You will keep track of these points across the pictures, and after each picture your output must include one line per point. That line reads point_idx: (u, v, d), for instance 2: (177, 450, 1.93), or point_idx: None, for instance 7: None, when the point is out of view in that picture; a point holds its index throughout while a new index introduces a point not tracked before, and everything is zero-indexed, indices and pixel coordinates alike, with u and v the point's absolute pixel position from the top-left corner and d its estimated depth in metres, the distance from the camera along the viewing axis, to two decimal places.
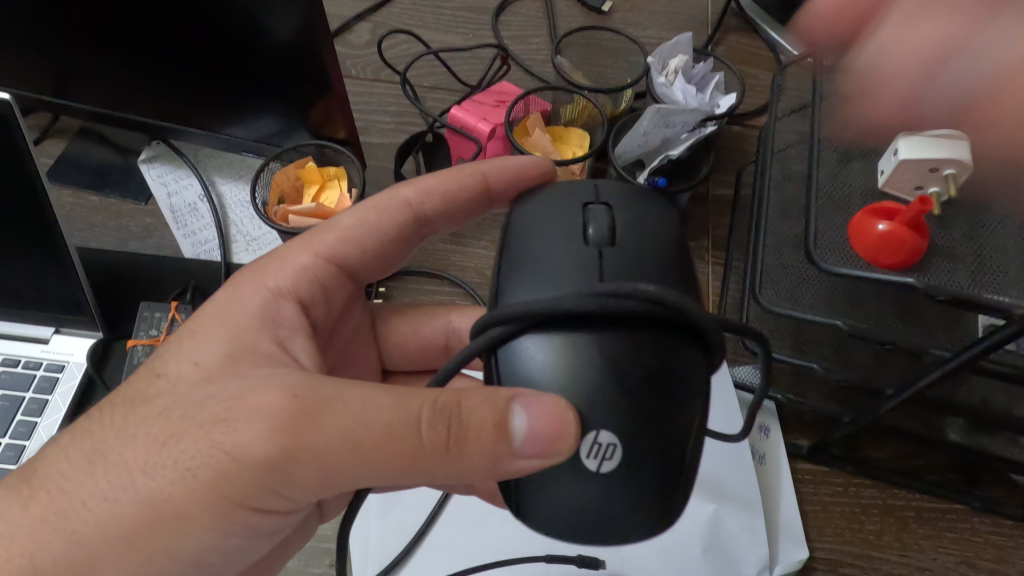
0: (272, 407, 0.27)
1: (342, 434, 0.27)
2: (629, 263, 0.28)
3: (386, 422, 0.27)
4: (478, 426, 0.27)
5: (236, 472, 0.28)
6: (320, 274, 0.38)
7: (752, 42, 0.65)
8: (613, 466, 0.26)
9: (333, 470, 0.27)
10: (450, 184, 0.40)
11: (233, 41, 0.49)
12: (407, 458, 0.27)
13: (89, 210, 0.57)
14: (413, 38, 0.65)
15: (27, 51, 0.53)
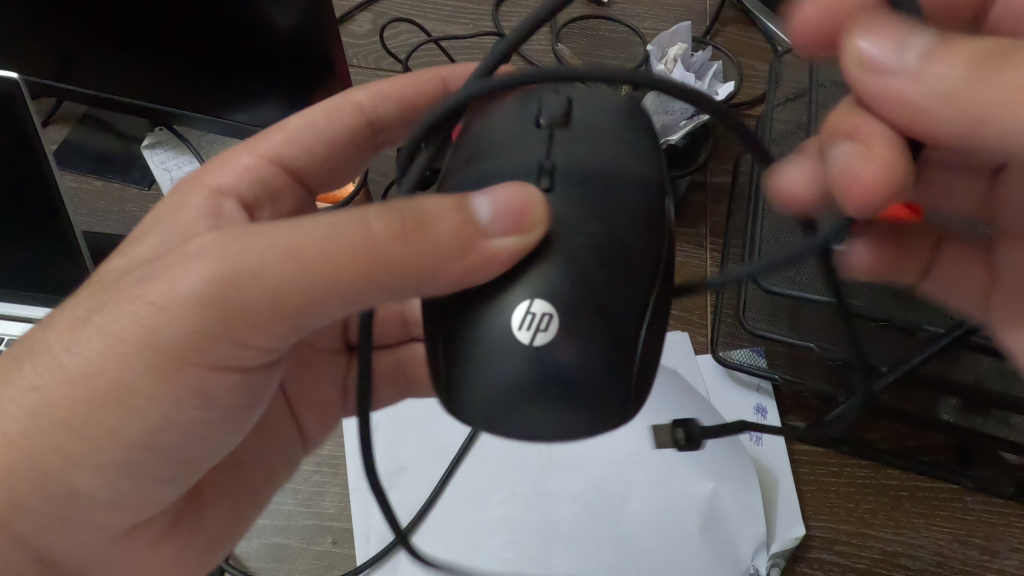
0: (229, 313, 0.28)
1: (280, 239, 0.27)
2: (583, 148, 0.30)
3: (328, 237, 0.27)
4: (442, 216, 0.27)
5: (177, 315, 0.28)
6: (262, 175, 0.38)
7: (749, 33, 0.66)
8: (548, 337, 0.26)
9: (277, 287, 0.28)
10: (405, 87, 0.41)
11: (235, 26, 0.49)
12: (357, 252, 0.27)
13: (92, 196, 0.57)
14: (414, 27, 0.66)
15: (31, 37, 0.54)
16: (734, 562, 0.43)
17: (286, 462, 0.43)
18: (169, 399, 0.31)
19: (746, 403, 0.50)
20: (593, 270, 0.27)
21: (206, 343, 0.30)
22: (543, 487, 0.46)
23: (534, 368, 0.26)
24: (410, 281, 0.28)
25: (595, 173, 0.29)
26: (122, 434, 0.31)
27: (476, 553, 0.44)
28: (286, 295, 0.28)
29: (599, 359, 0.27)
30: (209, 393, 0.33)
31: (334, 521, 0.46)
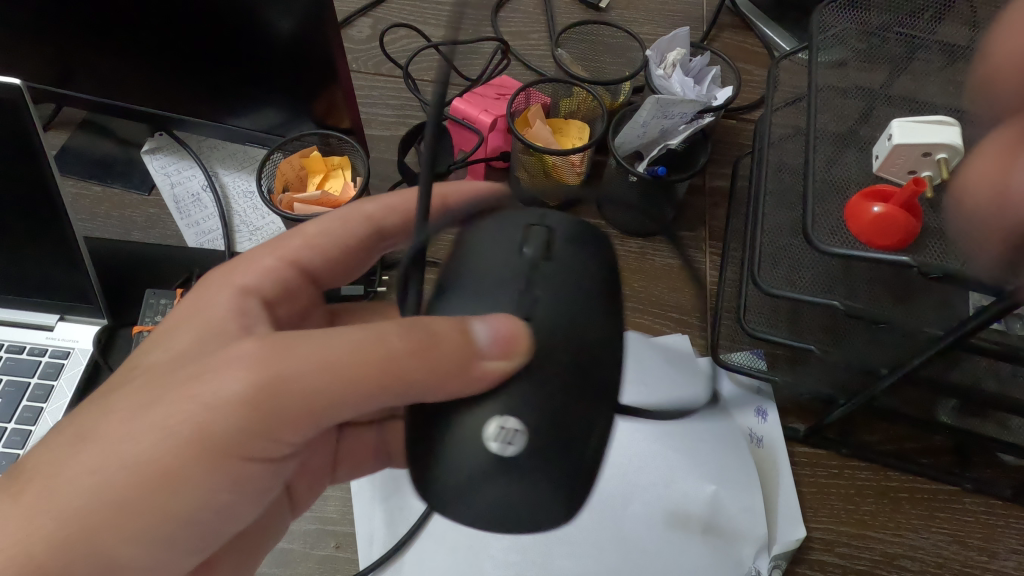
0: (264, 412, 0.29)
1: (317, 350, 0.29)
2: (561, 282, 0.30)
3: (355, 351, 0.29)
4: (446, 334, 0.29)
5: (220, 419, 0.29)
6: (283, 277, 0.39)
7: (745, 38, 0.66)
8: (516, 451, 0.27)
9: (314, 394, 0.29)
10: (411, 202, 0.42)
11: (238, 33, 0.49)
12: (380, 367, 0.29)
13: (92, 201, 0.57)
14: (413, 32, 0.66)
15: (33, 45, 0.54)
16: (736, 564, 0.44)
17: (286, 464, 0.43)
18: (211, 476, 0.31)
19: (746, 406, 0.50)
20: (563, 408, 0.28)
21: (262, 437, 0.30)
22: None
23: (502, 472, 0.27)
24: (415, 393, 0.29)
25: (569, 307, 0.29)
26: (173, 510, 0.31)
27: (480, 557, 0.44)
28: (316, 402, 0.30)
29: (561, 477, 0.28)
30: (241, 477, 0.32)
31: (339, 526, 0.46)
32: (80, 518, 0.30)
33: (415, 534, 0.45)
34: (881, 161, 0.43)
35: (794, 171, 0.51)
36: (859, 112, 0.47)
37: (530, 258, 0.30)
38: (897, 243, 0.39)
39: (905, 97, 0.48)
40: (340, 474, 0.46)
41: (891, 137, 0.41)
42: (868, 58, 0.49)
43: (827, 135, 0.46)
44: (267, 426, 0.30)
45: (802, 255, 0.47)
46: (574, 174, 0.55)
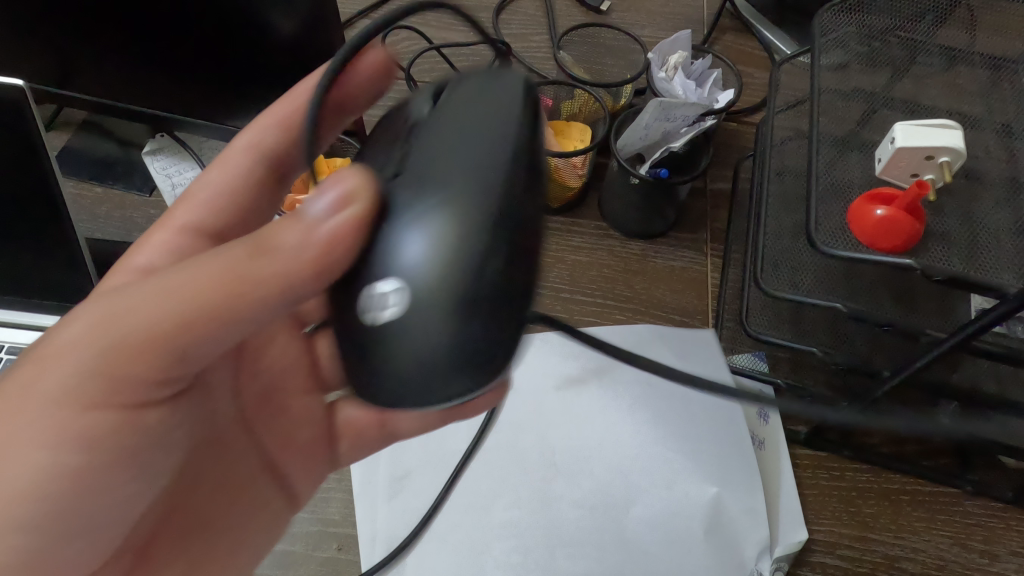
0: (93, 348, 0.29)
1: (157, 283, 0.28)
2: (438, 131, 0.28)
3: (188, 282, 0.28)
4: (281, 244, 0.27)
5: (57, 363, 0.29)
6: (185, 246, 0.39)
7: (746, 41, 0.67)
8: (393, 311, 0.25)
9: (151, 322, 0.28)
10: (283, 115, 0.39)
11: (241, 34, 0.49)
12: (227, 280, 0.27)
13: (93, 202, 0.57)
14: (415, 34, 0.66)
15: (34, 46, 0.54)
16: (738, 566, 0.44)
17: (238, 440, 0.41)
18: (56, 431, 0.29)
19: (749, 408, 0.50)
20: (434, 246, 0.25)
21: (104, 380, 0.29)
22: (547, 492, 0.46)
23: (395, 338, 0.25)
24: (275, 287, 0.27)
25: (447, 153, 0.27)
26: (9, 482, 0.29)
27: (481, 557, 0.44)
28: (166, 339, 0.28)
29: (465, 334, 0.26)
30: (92, 435, 0.30)
31: (340, 528, 0.46)
32: None
33: (417, 536, 0.45)
34: (883, 165, 0.43)
35: (796, 174, 0.51)
36: (860, 115, 0.47)
37: (398, 130, 0.29)
38: (902, 245, 0.39)
39: (905, 100, 0.48)
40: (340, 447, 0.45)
41: (894, 140, 0.41)
42: (870, 60, 0.49)
43: (828, 138, 0.46)
44: (109, 370, 0.29)
45: (804, 258, 0.47)
46: (577, 176, 0.55)
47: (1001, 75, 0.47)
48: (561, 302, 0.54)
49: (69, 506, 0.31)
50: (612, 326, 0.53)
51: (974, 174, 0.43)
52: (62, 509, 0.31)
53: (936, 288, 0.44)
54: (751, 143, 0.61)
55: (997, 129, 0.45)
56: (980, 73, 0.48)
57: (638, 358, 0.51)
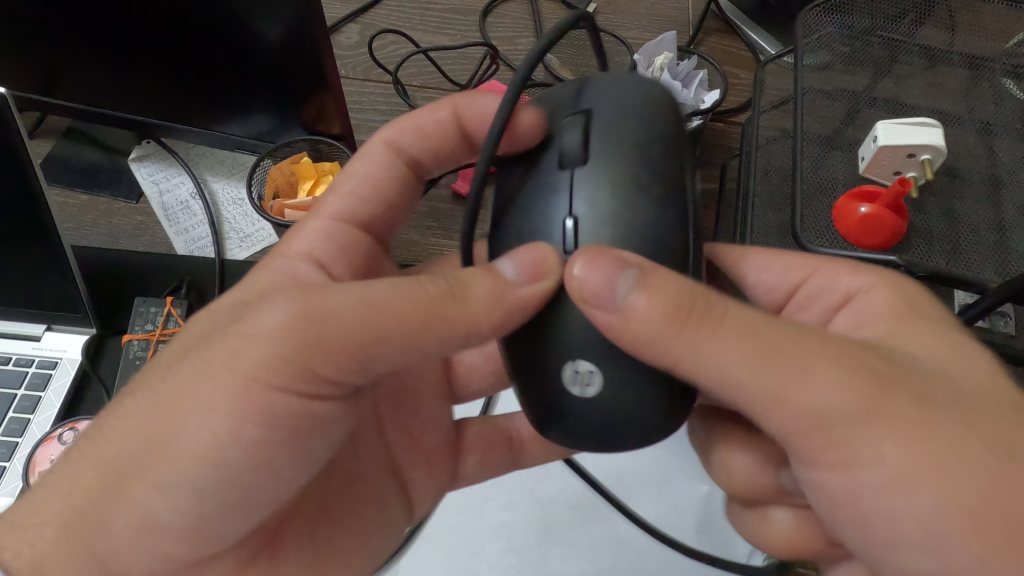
0: (282, 342, 0.28)
1: (360, 291, 0.28)
2: (603, 182, 0.29)
3: (391, 294, 0.28)
4: (477, 286, 0.29)
5: (258, 345, 0.28)
6: (334, 234, 0.38)
7: (731, 42, 0.67)
8: (595, 391, 0.28)
9: (358, 325, 0.28)
10: (421, 119, 0.40)
11: (227, 39, 0.49)
12: (422, 308, 0.28)
13: (79, 210, 0.57)
14: (402, 38, 0.66)
15: (16, 52, 0.53)
16: (730, 562, 0.44)
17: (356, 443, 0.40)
18: (241, 414, 0.28)
19: None
20: (653, 313, 0.27)
21: (300, 373, 0.28)
22: (541, 493, 0.47)
23: (597, 413, 0.28)
24: (464, 325, 0.29)
25: (619, 211, 0.29)
26: (177, 450, 0.28)
27: (474, 560, 0.44)
28: (370, 344, 0.28)
29: (654, 399, 0.29)
30: (270, 414, 0.29)
31: None
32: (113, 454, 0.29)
33: (410, 539, 0.45)
34: (867, 163, 0.43)
35: (782, 173, 0.52)
36: (843, 114, 0.48)
37: (553, 172, 0.30)
38: (886, 242, 0.40)
39: (888, 99, 0.49)
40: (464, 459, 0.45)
41: (876, 139, 0.42)
42: (853, 59, 0.50)
43: (813, 137, 0.47)
44: (307, 368, 0.28)
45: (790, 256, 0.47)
46: None
47: (979, 74, 0.48)
48: None
49: (238, 477, 0.29)
50: None
51: (955, 171, 0.44)
52: (232, 479, 0.29)
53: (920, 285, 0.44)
54: (737, 143, 0.61)
55: (977, 127, 0.46)
56: (959, 72, 0.49)
57: None
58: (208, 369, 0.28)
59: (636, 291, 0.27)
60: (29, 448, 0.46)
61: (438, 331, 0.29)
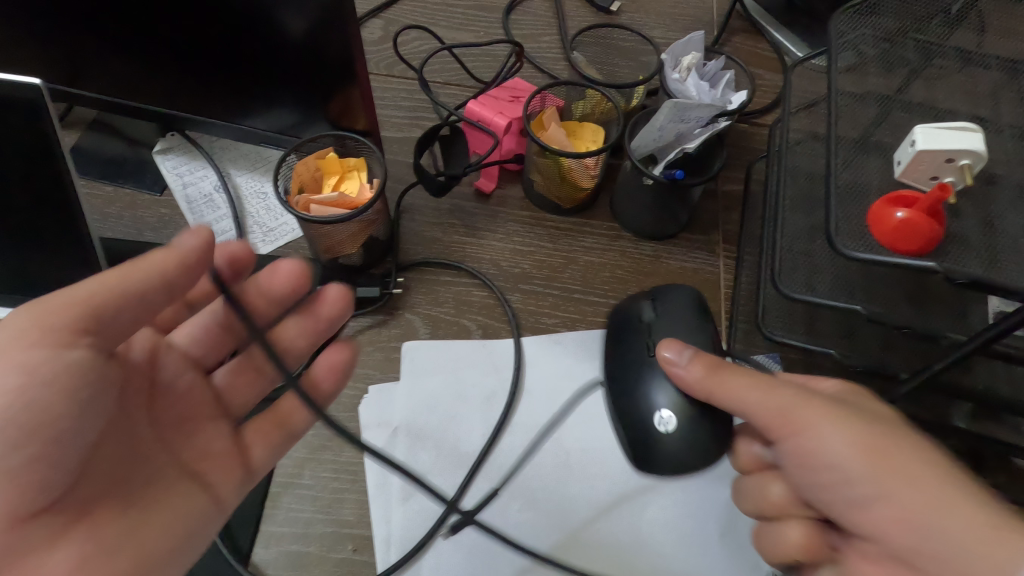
0: (24, 320, 0.32)
1: (90, 283, 0.34)
2: (677, 323, 0.44)
3: (113, 275, 0.35)
4: (157, 253, 0.37)
5: (9, 326, 0.32)
6: (211, 338, 0.46)
7: (756, 43, 0.67)
8: (674, 427, 0.42)
9: (88, 296, 0.34)
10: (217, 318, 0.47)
11: (255, 33, 0.49)
12: (110, 279, 0.35)
13: (104, 201, 0.57)
14: (426, 34, 0.66)
15: (43, 44, 0.54)
16: (753, 567, 0.44)
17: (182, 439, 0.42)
18: (4, 372, 0.30)
19: None
20: (698, 370, 0.40)
21: (49, 332, 0.32)
22: (564, 493, 0.46)
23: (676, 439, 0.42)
24: (144, 276, 0.36)
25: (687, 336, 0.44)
26: None
27: (497, 560, 0.44)
28: (99, 301, 0.34)
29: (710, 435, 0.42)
30: (43, 367, 0.31)
31: (355, 529, 0.45)
32: None
33: (433, 538, 0.44)
34: (904, 167, 0.43)
35: (810, 176, 0.51)
36: (874, 117, 0.47)
37: (637, 331, 0.46)
38: (922, 248, 0.39)
39: (922, 103, 0.48)
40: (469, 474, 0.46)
41: (914, 143, 0.41)
42: (886, 62, 0.49)
43: (845, 140, 0.46)
44: (45, 332, 0.32)
45: (820, 260, 0.47)
46: (588, 177, 0.55)
47: (1017, 77, 0.48)
48: (572, 302, 0.55)
49: (40, 421, 0.31)
50: None
51: (991, 176, 0.43)
52: (26, 425, 0.30)
53: (952, 290, 0.44)
54: (762, 145, 0.61)
55: (1013, 132, 0.45)
56: (994, 75, 0.48)
57: None
58: None
59: (694, 356, 0.41)
60: None
61: (136, 280, 0.36)
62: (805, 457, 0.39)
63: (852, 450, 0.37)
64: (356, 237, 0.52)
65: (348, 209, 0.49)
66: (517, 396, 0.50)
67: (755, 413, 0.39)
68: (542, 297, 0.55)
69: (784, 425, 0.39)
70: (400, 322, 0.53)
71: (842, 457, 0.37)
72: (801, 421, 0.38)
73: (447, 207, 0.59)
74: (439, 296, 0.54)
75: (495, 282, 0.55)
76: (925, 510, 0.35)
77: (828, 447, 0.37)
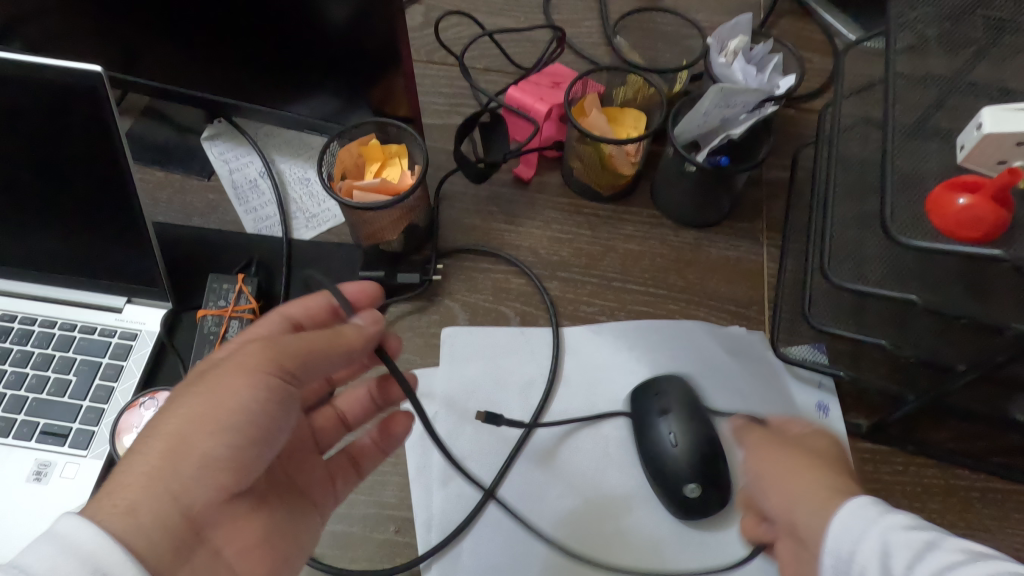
0: (256, 352, 0.35)
1: (300, 341, 0.35)
2: (685, 415, 0.45)
3: (325, 336, 0.36)
4: (348, 330, 0.37)
5: (256, 350, 0.35)
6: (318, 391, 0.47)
7: (806, 25, 0.65)
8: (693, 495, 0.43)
9: (305, 353, 0.35)
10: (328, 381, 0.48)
11: (302, 21, 0.50)
12: (310, 347, 0.36)
13: (155, 186, 0.59)
14: (466, 20, 0.66)
15: (100, 33, 0.55)
16: None
17: (308, 471, 0.43)
18: (247, 391, 0.34)
19: (807, 401, 0.49)
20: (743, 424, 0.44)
21: (272, 369, 0.35)
22: (602, 480, 0.46)
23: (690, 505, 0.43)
24: (337, 354, 0.36)
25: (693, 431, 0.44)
26: (215, 424, 0.33)
27: (535, 543, 0.44)
28: (299, 358, 0.35)
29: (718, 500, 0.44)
30: (276, 393, 0.35)
31: (397, 511, 0.46)
32: (185, 437, 0.33)
33: (473, 520, 0.44)
34: (968, 152, 0.41)
35: (863, 163, 0.50)
36: (934, 99, 0.45)
37: (651, 418, 0.46)
38: (988, 235, 0.38)
39: (986, 84, 0.46)
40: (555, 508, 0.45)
41: (981, 126, 0.40)
42: (948, 42, 0.47)
43: (904, 124, 0.44)
44: (274, 363, 0.35)
45: (872, 249, 0.45)
46: (629, 165, 0.55)
47: None
48: (612, 290, 0.54)
49: (250, 442, 0.34)
50: (666, 319, 0.53)
51: None
52: (243, 444, 0.34)
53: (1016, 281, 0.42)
54: (810, 131, 0.59)
55: None
56: None
57: (696, 350, 0.51)
58: (217, 384, 0.34)
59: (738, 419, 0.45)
60: (112, 415, 0.47)
61: (327, 350, 0.36)
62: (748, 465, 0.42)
63: (762, 462, 0.41)
64: (398, 223, 0.52)
65: (390, 195, 0.50)
66: (557, 383, 0.50)
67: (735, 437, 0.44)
68: (581, 285, 0.54)
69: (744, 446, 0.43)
70: (440, 308, 0.53)
71: (754, 468, 0.41)
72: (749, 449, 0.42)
73: (487, 194, 0.59)
74: (478, 282, 0.55)
75: (534, 270, 0.55)
76: (795, 501, 0.37)
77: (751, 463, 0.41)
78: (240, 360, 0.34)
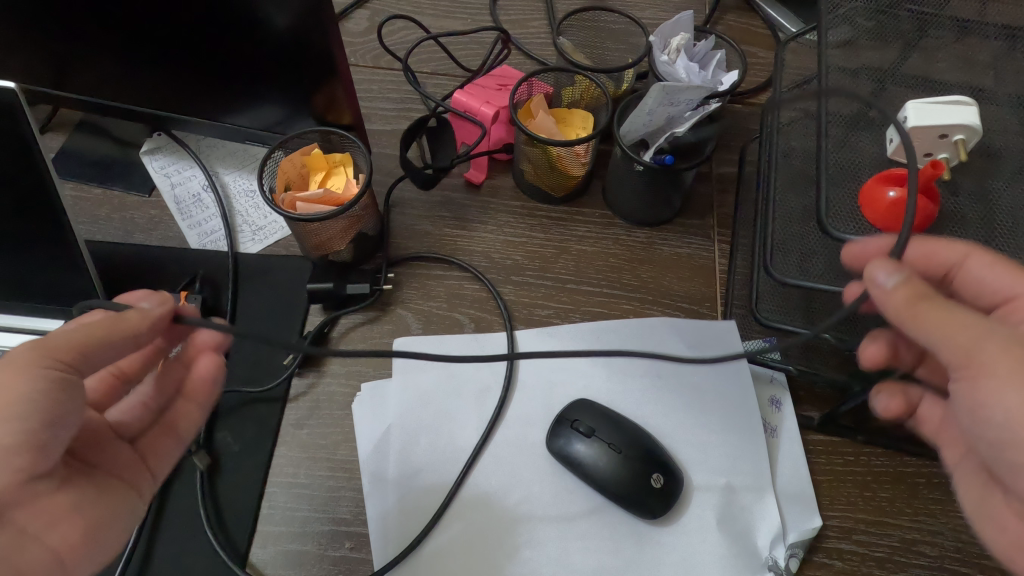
0: (19, 348, 0.33)
1: (75, 330, 0.34)
2: (611, 424, 0.46)
3: (106, 322, 0.35)
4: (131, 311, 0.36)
5: (24, 348, 0.33)
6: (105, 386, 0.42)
7: (750, 19, 0.65)
8: (661, 482, 0.44)
9: (91, 336, 0.34)
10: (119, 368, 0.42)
11: (234, 30, 0.49)
12: (92, 332, 0.35)
13: (93, 204, 0.57)
14: (412, 23, 0.65)
15: (25, 47, 0.53)
16: (753, 556, 0.43)
17: (127, 459, 0.40)
18: (26, 377, 0.32)
19: (761, 396, 0.50)
20: None
21: (50, 356, 0.33)
22: (559, 486, 0.46)
23: (660, 498, 0.44)
24: (124, 336, 0.36)
25: (623, 435, 0.46)
26: None
27: (494, 554, 0.43)
28: (86, 342, 0.34)
29: (677, 486, 0.45)
30: (58, 376, 0.33)
31: (352, 526, 0.45)
32: None
33: (428, 534, 0.44)
34: (896, 146, 0.42)
35: (804, 155, 0.50)
36: (869, 92, 0.46)
37: (570, 434, 0.46)
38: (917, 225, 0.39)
39: (916, 76, 0.47)
40: (511, 509, 0.45)
41: (905, 120, 0.40)
42: (880, 35, 0.48)
43: (839, 117, 0.45)
44: (48, 355, 0.33)
45: (815, 243, 0.46)
46: (579, 165, 0.54)
47: (1017, 44, 0.46)
48: (566, 292, 0.54)
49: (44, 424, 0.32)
50: (621, 319, 0.53)
51: (989, 149, 0.42)
52: (35, 428, 0.32)
53: None
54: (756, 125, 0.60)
55: (1011, 101, 0.44)
56: (992, 44, 0.47)
57: (650, 350, 0.51)
58: None
59: (905, 275, 0.33)
60: None
61: (115, 333, 0.35)
62: (975, 399, 0.33)
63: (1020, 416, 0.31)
64: (347, 233, 0.51)
65: (334, 206, 0.49)
66: (512, 389, 0.50)
67: (939, 346, 0.33)
68: (536, 288, 0.54)
69: (965, 369, 0.33)
70: (392, 318, 0.53)
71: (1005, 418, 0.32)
72: (984, 380, 0.32)
73: (438, 199, 0.58)
74: (431, 290, 0.54)
75: (487, 275, 0.55)
76: None
77: (999, 407, 0.32)
78: (6, 358, 0.32)
